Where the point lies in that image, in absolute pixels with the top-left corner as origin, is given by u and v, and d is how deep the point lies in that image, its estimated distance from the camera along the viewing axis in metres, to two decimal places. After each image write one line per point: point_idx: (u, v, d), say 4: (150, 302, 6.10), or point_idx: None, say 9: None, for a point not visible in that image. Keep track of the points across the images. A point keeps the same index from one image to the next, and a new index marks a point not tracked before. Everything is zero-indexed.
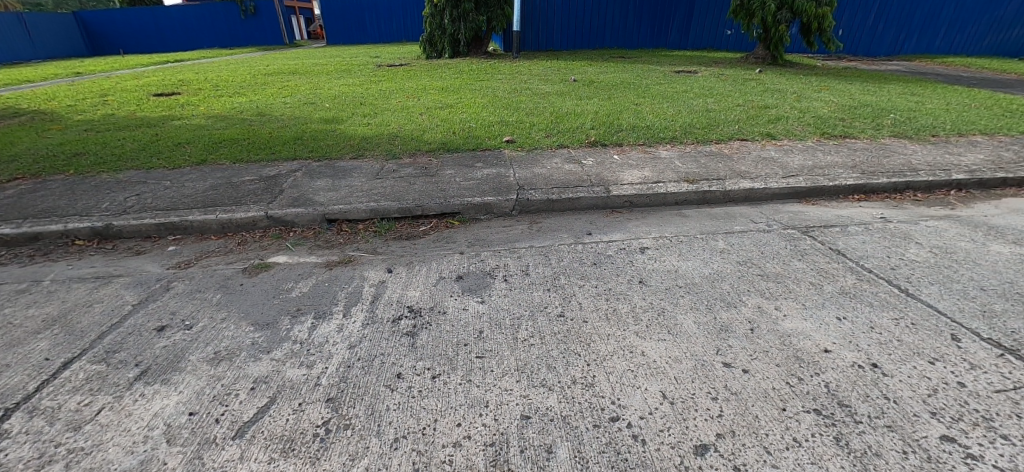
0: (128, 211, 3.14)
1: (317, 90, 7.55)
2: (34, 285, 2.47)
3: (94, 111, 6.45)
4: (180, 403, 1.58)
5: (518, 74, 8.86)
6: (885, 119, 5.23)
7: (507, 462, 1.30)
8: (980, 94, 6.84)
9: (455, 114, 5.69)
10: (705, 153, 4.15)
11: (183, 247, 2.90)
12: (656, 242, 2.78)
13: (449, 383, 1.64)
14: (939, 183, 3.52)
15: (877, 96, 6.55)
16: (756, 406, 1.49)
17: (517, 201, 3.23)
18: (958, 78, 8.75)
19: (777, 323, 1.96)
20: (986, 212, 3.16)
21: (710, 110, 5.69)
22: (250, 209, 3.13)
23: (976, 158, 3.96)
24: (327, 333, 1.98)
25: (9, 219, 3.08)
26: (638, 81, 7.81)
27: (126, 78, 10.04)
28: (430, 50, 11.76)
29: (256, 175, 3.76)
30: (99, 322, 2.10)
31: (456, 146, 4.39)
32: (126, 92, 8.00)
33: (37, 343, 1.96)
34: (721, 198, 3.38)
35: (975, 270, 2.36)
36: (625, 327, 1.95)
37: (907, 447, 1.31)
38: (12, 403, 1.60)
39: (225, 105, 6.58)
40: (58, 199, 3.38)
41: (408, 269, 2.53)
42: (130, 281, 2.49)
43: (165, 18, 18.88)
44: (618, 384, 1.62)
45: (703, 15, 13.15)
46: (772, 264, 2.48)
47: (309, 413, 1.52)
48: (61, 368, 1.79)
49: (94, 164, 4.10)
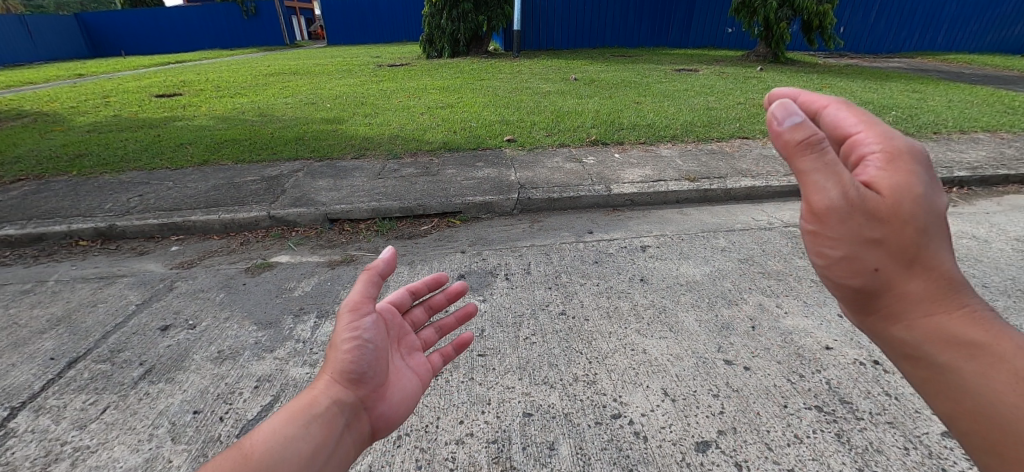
0: (131, 212, 3.16)
1: (318, 90, 7.58)
2: (39, 285, 2.49)
3: (95, 113, 6.47)
4: (184, 402, 1.59)
5: (519, 73, 8.88)
6: (886, 117, 5.21)
7: (509, 459, 1.32)
8: (980, 91, 6.82)
9: (455, 113, 5.71)
10: (706, 151, 4.15)
11: (185, 247, 2.91)
12: (657, 241, 2.78)
13: (451, 380, 1.65)
14: (941, 180, 3.51)
15: (878, 94, 6.54)
16: (757, 403, 1.50)
17: (518, 200, 3.24)
18: (961, 75, 8.72)
19: (778, 320, 1.97)
20: (988, 208, 3.15)
21: (710, 108, 5.70)
22: (251, 209, 3.14)
23: (978, 155, 3.95)
24: (329, 332, 1.99)
25: (13, 220, 3.10)
26: (639, 80, 7.81)
27: (128, 79, 10.09)
28: (430, 49, 11.75)
29: (258, 175, 3.77)
30: (103, 322, 2.12)
31: (456, 145, 4.40)
32: (128, 94, 8.04)
33: (42, 343, 1.98)
34: (722, 196, 3.38)
35: (976, 267, 2.36)
36: (626, 325, 1.96)
37: (908, 443, 1.32)
38: (18, 403, 1.62)
39: (226, 105, 6.63)
40: (61, 200, 3.40)
41: (409, 268, 2.54)
42: (134, 280, 2.51)
43: (166, 20, 18.98)
44: (620, 382, 1.63)
45: (703, 13, 13.15)
46: (773, 261, 2.48)
47: None
48: (66, 367, 1.81)
49: (96, 165, 4.12)
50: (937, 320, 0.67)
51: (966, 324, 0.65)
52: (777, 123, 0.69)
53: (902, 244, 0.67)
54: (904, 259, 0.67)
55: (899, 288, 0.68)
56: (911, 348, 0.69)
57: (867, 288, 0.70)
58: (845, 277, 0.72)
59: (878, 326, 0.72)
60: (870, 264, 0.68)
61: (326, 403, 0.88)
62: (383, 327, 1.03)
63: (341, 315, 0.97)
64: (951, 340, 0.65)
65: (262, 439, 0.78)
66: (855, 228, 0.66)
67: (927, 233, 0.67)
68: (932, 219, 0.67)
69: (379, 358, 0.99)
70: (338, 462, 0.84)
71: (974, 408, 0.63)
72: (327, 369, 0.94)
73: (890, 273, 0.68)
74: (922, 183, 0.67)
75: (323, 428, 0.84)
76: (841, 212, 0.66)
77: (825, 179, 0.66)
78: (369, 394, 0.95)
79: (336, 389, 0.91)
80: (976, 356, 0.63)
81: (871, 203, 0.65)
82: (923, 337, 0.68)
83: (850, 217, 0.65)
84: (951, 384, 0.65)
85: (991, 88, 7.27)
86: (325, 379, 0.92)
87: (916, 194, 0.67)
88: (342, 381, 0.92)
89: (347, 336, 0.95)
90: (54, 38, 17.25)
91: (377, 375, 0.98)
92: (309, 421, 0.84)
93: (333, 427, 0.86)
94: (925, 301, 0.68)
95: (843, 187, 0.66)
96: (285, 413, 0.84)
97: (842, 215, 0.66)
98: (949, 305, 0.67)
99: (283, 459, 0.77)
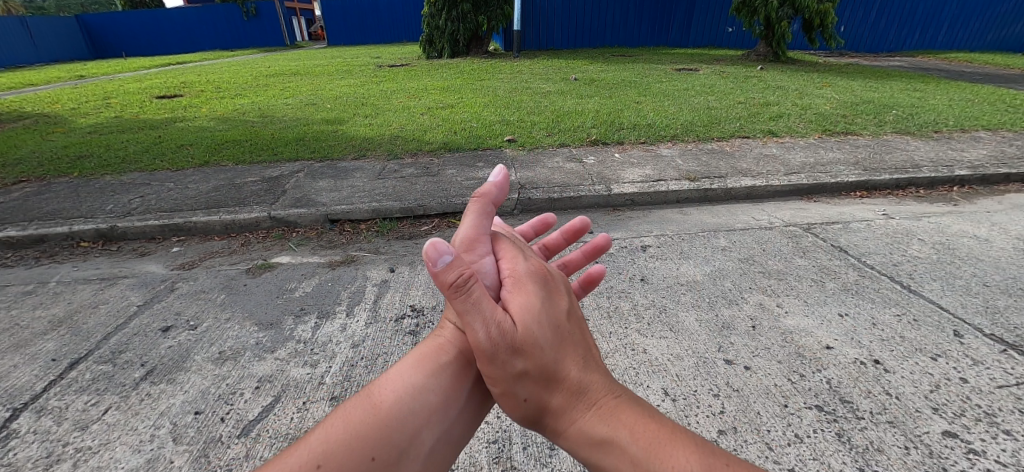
0: (132, 213, 3.16)
1: (318, 91, 7.59)
2: (40, 286, 2.50)
3: (96, 114, 6.48)
4: (185, 402, 1.59)
5: (519, 73, 8.88)
6: (887, 116, 5.21)
7: (509, 459, 1.32)
8: (981, 90, 6.81)
9: (456, 113, 5.72)
10: (706, 150, 4.15)
11: (186, 248, 2.92)
12: (658, 240, 2.78)
13: None
14: (942, 179, 3.51)
15: (879, 93, 6.53)
16: (757, 403, 1.50)
17: (518, 200, 3.24)
18: (962, 74, 8.70)
19: (778, 319, 1.96)
20: (989, 207, 3.15)
21: (710, 108, 5.70)
22: (252, 209, 3.15)
23: (979, 154, 3.94)
24: (330, 332, 1.99)
25: (14, 222, 3.11)
26: (639, 80, 7.80)
27: (128, 81, 10.09)
28: (430, 50, 11.76)
29: (259, 176, 3.77)
30: (105, 323, 2.13)
31: (457, 145, 4.41)
32: (129, 95, 8.05)
33: (44, 344, 1.98)
34: (722, 195, 3.38)
35: (977, 266, 2.36)
36: (626, 325, 1.96)
37: (909, 442, 1.32)
38: (20, 403, 1.62)
39: (227, 106, 6.63)
40: (62, 201, 3.40)
41: (410, 269, 2.54)
42: (135, 282, 2.52)
43: (167, 22, 19.02)
44: (620, 381, 1.63)
45: (703, 12, 13.14)
46: (773, 261, 2.48)
47: (312, 411, 1.54)
48: (68, 368, 1.81)
49: (97, 167, 4.12)
50: (579, 426, 0.68)
51: (595, 423, 0.67)
52: (433, 265, 0.65)
53: (542, 367, 0.69)
54: (544, 379, 0.70)
55: (549, 404, 0.71)
56: (589, 462, 0.69)
57: (528, 412, 0.73)
58: (515, 406, 0.74)
59: (555, 441, 0.73)
60: (522, 394, 0.71)
61: (455, 353, 0.86)
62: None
63: (467, 256, 0.82)
64: (595, 449, 0.66)
65: (395, 387, 0.79)
66: (501, 365, 0.70)
67: (556, 346, 0.71)
68: (556, 332, 0.72)
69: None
70: (469, 411, 0.86)
71: None
72: (453, 315, 0.91)
73: (539, 396, 0.71)
74: (541, 303, 0.73)
75: (453, 378, 0.83)
76: (488, 352, 0.69)
77: (474, 318, 0.68)
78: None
79: (463, 336, 0.88)
80: (608, 460, 0.64)
81: (508, 336, 0.68)
82: (579, 445, 0.69)
83: (490, 356, 0.69)
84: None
85: (992, 86, 7.25)
86: (450, 326, 0.90)
87: (529, 313, 0.71)
88: (468, 330, 0.89)
89: None
90: (55, 40, 17.28)
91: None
92: (438, 370, 0.83)
93: (464, 382, 0.84)
94: (575, 405, 0.70)
95: (487, 324, 0.68)
96: (418, 359, 0.85)
97: (488, 354, 0.69)
98: (586, 406, 0.70)
99: (418, 409, 0.78)
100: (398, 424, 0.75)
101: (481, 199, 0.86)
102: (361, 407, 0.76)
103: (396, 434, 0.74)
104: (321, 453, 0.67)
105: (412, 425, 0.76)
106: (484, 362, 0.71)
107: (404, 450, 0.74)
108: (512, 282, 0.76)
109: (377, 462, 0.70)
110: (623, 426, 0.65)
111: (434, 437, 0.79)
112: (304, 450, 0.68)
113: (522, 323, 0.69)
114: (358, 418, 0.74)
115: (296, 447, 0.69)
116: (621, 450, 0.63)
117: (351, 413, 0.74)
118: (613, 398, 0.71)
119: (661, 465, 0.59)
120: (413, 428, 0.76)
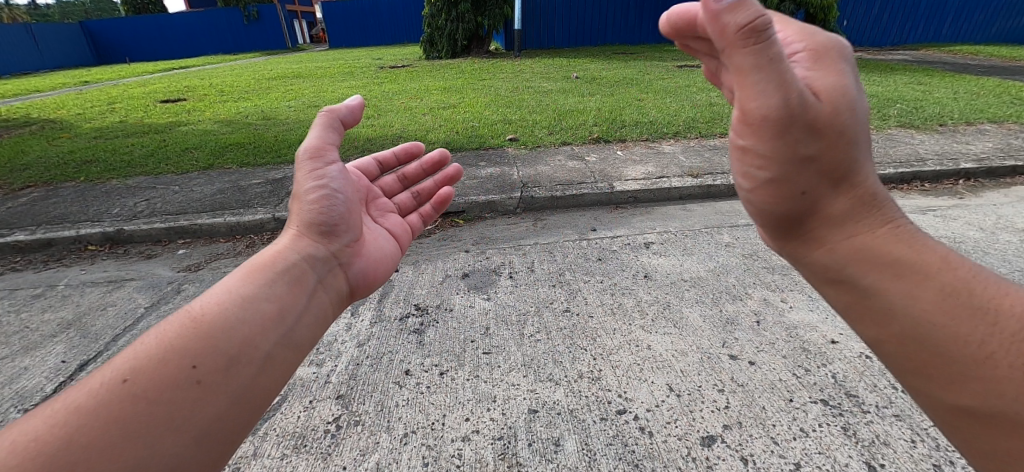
0: (138, 216, 3.19)
1: (321, 93, 7.64)
2: (49, 289, 2.53)
3: (101, 119, 6.52)
4: None
5: (520, 72, 8.88)
6: (891, 110, 5.17)
7: (515, 455, 1.33)
8: (986, 83, 6.74)
9: (457, 113, 5.72)
10: (709, 147, 4.13)
11: (193, 250, 2.94)
12: (661, 237, 2.76)
13: (456, 378, 1.66)
14: (948, 172, 3.48)
15: (882, 86, 6.50)
16: (763, 398, 1.51)
17: (520, 199, 3.24)
18: (965, 66, 8.64)
19: (783, 314, 1.96)
20: (995, 200, 3.13)
21: (713, 104, 5.67)
22: (257, 211, 3.17)
23: (984, 146, 3.93)
24: (335, 332, 1.99)
25: (23, 227, 3.15)
26: (640, 78, 7.78)
27: (133, 86, 10.13)
28: (431, 51, 11.83)
29: (263, 179, 3.80)
30: (113, 325, 2.15)
31: (458, 145, 4.41)
32: (134, 100, 8.11)
33: (53, 346, 2.01)
34: (725, 192, 3.38)
35: (983, 259, 2.34)
36: (631, 321, 1.96)
37: (915, 436, 1.34)
38: (30, 405, 1.65)
39: (230, 109, 6.67)
40: (70, 206, 3.44)
41: (414, 268, 2.51)
42: (142, 284, 2.54)
43: (171, 27, 19.18)
44: (624, 378, 1.63)
45: None
46: (777, 256, 2.47)
47: (320, 409, 1.56)
48: (76, 370, 1.84)
49: (103, 171, 4.16)
50: (864, 239, 0.71)
51: (891, 242, 0.70)
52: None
53: (831, 165, 0.72)
54: (831, 178, 0.73)
55: (827, 206, 0.74)
56: (833, 273, 0.74)
57: (796, 206, 0.75)
58: (777, 201, 0.76)
59: (807, 245, 0.77)
60: (800, 185, 0.73)
61: (294, 259, 0.95)
62: (346, 180, 1.15)
63: (303, 163, 1.09)
64: (884, 263, 0.69)
65: (220, 299, 0.81)
66: (790, 145, 0.70)
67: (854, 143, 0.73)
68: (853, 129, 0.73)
69: (349, 212, 1.10)
70: (315, 313, 0.92)
71: (897, 336, 0.67)
72: (295, 224, 1.04)
73: (820, 193, 0.73)
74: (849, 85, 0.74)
75: (291, 283, 0.91)
76: (777, 125, 0.68)
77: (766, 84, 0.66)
78: (342, 250, 1.06)
79: (303, 246, 0.99)
80: (906, 278, 0.66)
81: (811, 113, 0.68)
82: (848, 262, 0.72)
83: (783, 128, 0.68)
84: (881, 310, 0.68)
85: (998, 79, 7.19)
86: (295, 236, 1.01)
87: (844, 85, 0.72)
88: (304, 236, 1.02)
89: (313, 186, 1.07)
90: (60, 46, 17.40)
91: (348, 230, 1.08)
92: (272, 278, 0.90)
93: (305, 282, 0.94)
94: (855, 217, 0.73)
95: (784, 94, 0.66)
96: (251, 272, 0.90)
97: (782, 129, 0.68)
98: (874, 222, 0.72)
99: (252, 315, 0.82)
100: (223, 334, 0.77)
101: (330, 114, 1.14)
102: (178, 325, 0.76)
103: (224, 342, 0.76)
104: (124, 372, 0.68)
105: (243, 333, 0.79)
106: (754, 136, 0.72)
107: (235, 357, 0.76)
108: (813, 53, 0.74)
109: (201, 370, 0.72)
110: (932, 247, 0.68)
111: (273, 341, 0.82)
112: (101, 375, 0.68)
113: (826, 100, 0.70)
114: (175, 334, 0.74)
115: (88, 379, 0.68)
116: (940, 276, 0.64)
117: (167, 331, 0.75)
118: (903, 222, 0.73)
119: (988, 301, 0.62)
120: (244, 336, 0.79)
